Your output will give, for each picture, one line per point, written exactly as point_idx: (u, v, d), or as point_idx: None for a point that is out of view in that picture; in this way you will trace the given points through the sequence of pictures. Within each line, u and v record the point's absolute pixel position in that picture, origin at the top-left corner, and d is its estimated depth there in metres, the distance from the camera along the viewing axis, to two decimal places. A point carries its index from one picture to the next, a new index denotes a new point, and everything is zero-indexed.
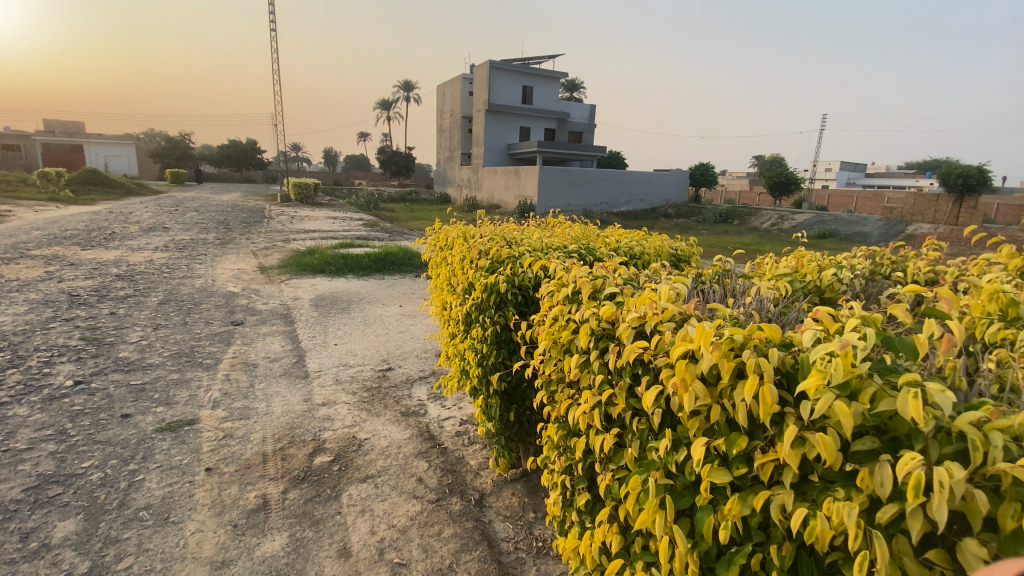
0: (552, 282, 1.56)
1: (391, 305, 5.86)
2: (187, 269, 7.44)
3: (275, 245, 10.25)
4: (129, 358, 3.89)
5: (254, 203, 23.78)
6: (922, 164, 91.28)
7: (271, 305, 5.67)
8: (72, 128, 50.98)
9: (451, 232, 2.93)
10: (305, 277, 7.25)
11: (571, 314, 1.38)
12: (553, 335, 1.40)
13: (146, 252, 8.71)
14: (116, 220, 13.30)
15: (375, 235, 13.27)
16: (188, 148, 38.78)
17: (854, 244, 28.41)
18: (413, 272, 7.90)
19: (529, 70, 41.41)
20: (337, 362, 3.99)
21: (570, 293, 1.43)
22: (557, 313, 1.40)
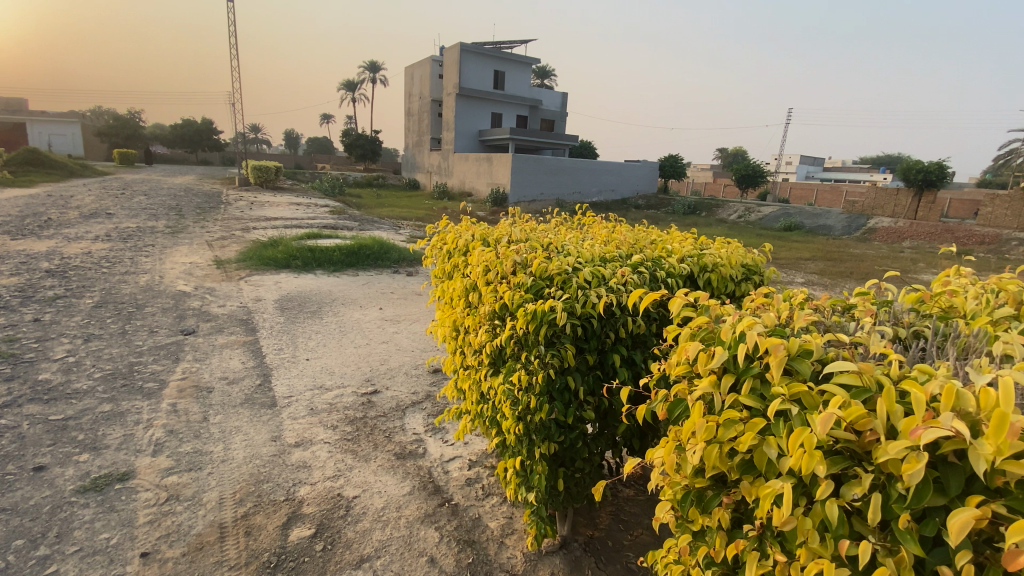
0: (688, 328, 1.00)
1: (370, 308, 5.19)
2: (131, 263, 6.52)
3: (234, 235, 9.32)
4: (50, 381, 3.12)
5: (210, 187, 22.28)
6: (876, 160, 94.93)
7: (229, 308, 4.91)
8: (9, 104, 47.25)
9: (464, 233, 2.33)
10: (268, 273, 6.46)
11: (753, 400, 0.84)
12: (715, 433, 0.84)
13: (85, 242, 7.69)
14: (52, 205, 11.94)
15: (344, 224, 12.38)
16: (139, 127, 36.23)
17: (820, 237, 29.06)
18: (390, 268, 7.22)
19: (502, 55, 40.46)
20: (312, 384, 3.33)
21: (739, 358, 0.88)
22: (721, 395, 0.86)
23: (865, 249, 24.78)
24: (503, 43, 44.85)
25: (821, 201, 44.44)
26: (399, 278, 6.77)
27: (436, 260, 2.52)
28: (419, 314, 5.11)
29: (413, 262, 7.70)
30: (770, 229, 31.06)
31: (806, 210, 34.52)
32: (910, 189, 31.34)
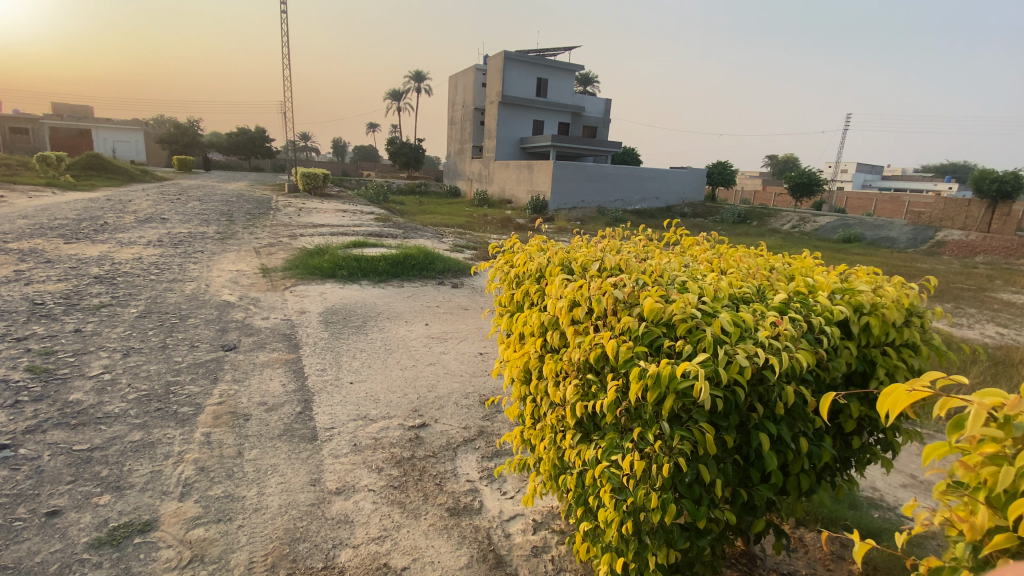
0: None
1: (415, 324, 4.88)
2: (180, 270, 6.50)
3: (279, 242, 9.30)
4: (82, 404, 2.94)
5: (260, 192, 22.92)
6: (940, 170, 89.45)
7: (272, 321, 4.72)
8: (83, 114, 50.68)
9: (537, 255, 1.95)
10: (312, 283, 6.29)
11: None
12: None
13: (138, 247, 7.80)
14: (111, 209, 12.40)
15: (388, 232, 12.29)
16: (197, 135, 37.98)
17: (882, 250, 27.27)
18: (435, 279, 6.94)
19: (546, 62, 40.26)
20: (354, 414, 3.03)
21: None
22: None
23: (934, 263, 23.00)
24: (547, 50, 44.69)
25: (880, 211, 41.95)
26: (445, 291, 6.47)
27: (500, 287, 2.16)
28: (468, 332, 4.75)
29: (459, 273, 7.41)
30: (826, 240, 29.40)
31: (866, 221, 32.54)
32: (985, 199, 29.03)
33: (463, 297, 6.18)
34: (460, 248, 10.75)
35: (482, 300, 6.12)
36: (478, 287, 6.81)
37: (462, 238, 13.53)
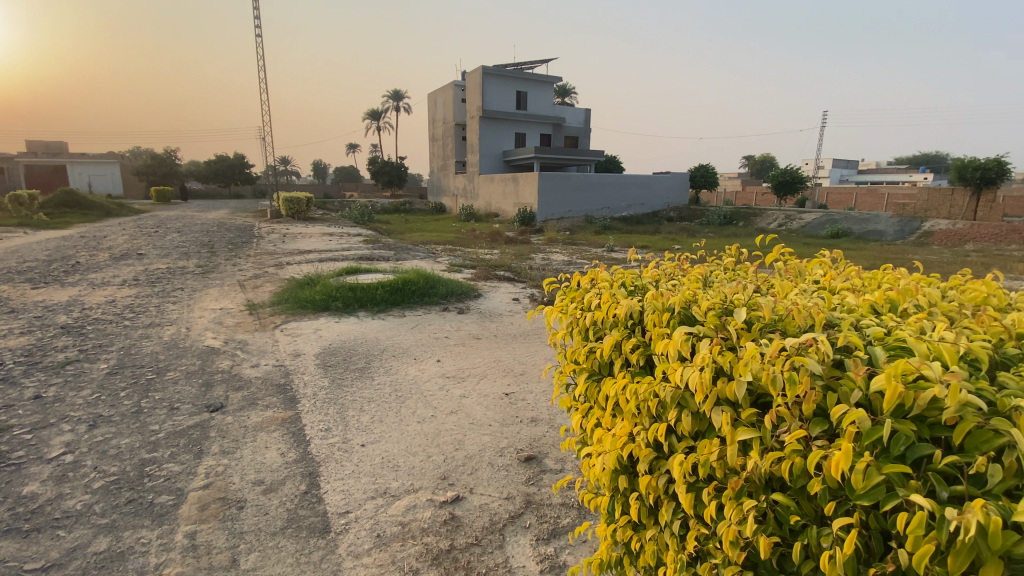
0: None
1: (425, 362, 4.34)
2: (158, 312, 5.91)
3: (266, 273, 8.73)
4: (36, 500, 2.36)
5: (242, 220, 22.27)
6: (913, 160, 91.44)
7: (263, 368, 4.16)
8: (56, 149, 49.57)
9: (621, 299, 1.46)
10: (305, 318, 5.73)
11: None
12: None
13: (112, 288, 7.19)
14: (85, 247, 11.71)
15: (379, 254, 11.76)
16: (175, 165, 37.18)
17: (871, 243, 27.36)
18: (438, 305, 6.42)
19: (524, 75, 40.30)
20: (372, 490, 2.50)
21: None
22: None
23: (925, 255, 23.05)
24: (524, 63, 44.80)
25: (862, 205, 42.44)
26: (451, 318, 5.94)
27: (565, 335, 1.65)
28: (486, 367, 4.23)
29: (462, 297, 6.90)
30: (815, 237, 29.45)
31: (852, 215, 32.75)
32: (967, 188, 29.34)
33: (471, 325, 5.66)
34: (456, 267, 10.26)
35: (492, 326, 5.62)
36: (485, 311, 6.30)
37: (455, 257, 13.06)
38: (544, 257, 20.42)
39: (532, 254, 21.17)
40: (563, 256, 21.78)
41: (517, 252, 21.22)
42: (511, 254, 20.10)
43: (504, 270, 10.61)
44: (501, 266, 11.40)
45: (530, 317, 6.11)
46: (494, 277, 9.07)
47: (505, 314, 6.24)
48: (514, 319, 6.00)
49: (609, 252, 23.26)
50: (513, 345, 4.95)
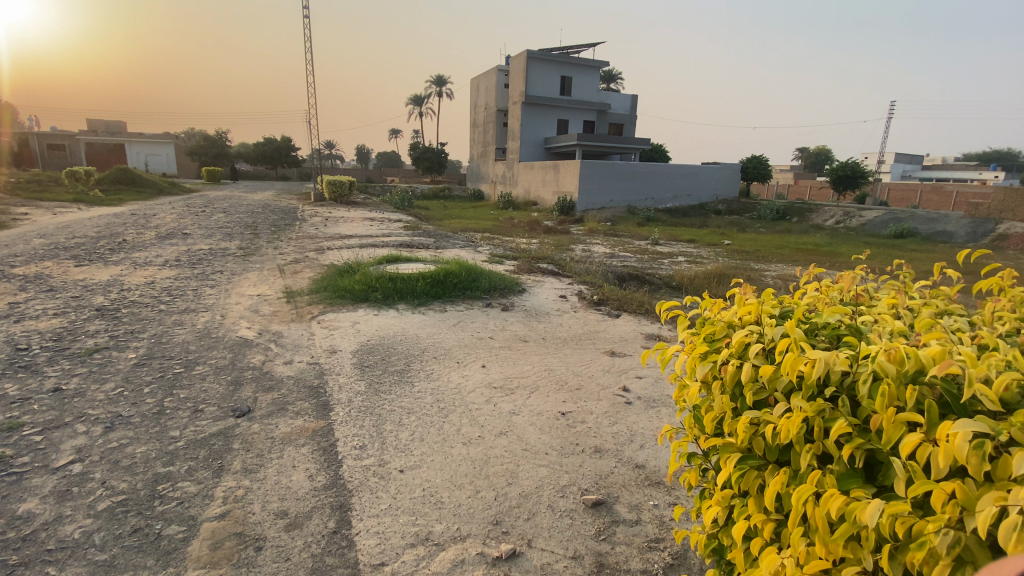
0: None
1: (471, 367, 3.91)
2: (195, 296, 5.72)
3: (305, 257, 8.53)
4: (33, 523, 2.08)
5: (286, 202, 22.52)
6: (986, 156, 84.93)
7: (297, 366, 3.83)
8: (117, 129, 51.89)
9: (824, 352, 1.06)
10: (343, 309, 5.41)
11: None
12: None
13: (153, 269, 7.11)
14: (134, 225, 11.90)
15: (419, 242, 11.46)
16: (225, 146, 38.18)
17: (939, 245, 25.41)
18: (482, 300, 6.00)
19: (570, 59, 39.25)
20: (410, 536, 2.09)
21: None
22: None
23: (1001, 260, 21.15)
24: (571, 47, 43.66)
25: (926, 203, 39.59)
26: (496, 316, 5.49)
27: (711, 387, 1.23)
28: (537, 378, 3.76)
29: (507, 292, 6.45)
30: (875, 236, 27.56)
31: (917, 214, 30.51)
32: None
33: (517, 325, 5.19)
34: (498, 258, 9.83)
35: (541, 327, 5.15)
36: (532, 310, 5.82)
37: (496, 247, 12.62)
38: (584, 249, 19.77)
39: (572, 245, 20.57)
40: (604, 248, 21.05)
41: (557, 242, 20.65)
42: (550, 244, 19.55)
43: (547, 263, 10.10)
44: (544, 259, 10.88)
45: (580, 319, 5.59)
46: (538, 270, 8.57)
47: (553, 314, 5.74)
48: (564, 320, 5.51)
49: (653, 245, 22.36)
50: (566, 351, 4.46)
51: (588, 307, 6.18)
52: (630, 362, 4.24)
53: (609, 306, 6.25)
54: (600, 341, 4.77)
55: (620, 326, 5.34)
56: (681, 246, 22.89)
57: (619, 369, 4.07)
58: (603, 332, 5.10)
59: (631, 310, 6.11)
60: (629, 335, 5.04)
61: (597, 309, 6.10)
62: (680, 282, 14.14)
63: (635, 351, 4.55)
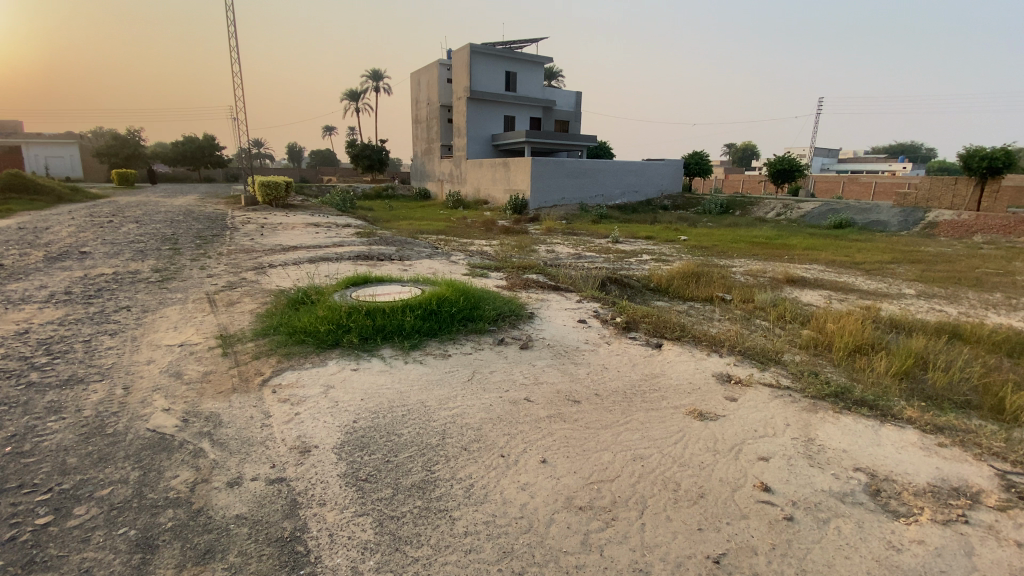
0: None
1: (527, 467, 2.58)
2: (85, 353, 4.01)
3: (242, 280, 6.82)
4: None
5: (212, 207, 19.91)
6: (890, 151, 92.55)
7: (251, 492, 2.35)
8: (7, 128, 45.77)
9: None
10: (304, 365, 3.88)
11: None
12: None
13: (28, 308, 5.24)
14: (14, 243, 9.54)
15: (379, 252, 9.93)
16: (139, 146, 34.18)
17: (876, 234, 26.49)
18: (490, 336, 4.65)
19: (514, 54, 38.20)
20: None
21: None
22: None
23: (938, 248, 22.12)
24: (514, 42, 42.70)
25: (850, 194, 41.87)
26: (517, 358, 4.14)
27: None
28: (631, 480, 2.49)
29: (516, 320, 5.13)
30: (818, 227, 28.42)
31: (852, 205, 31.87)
32: (970, 178, 28.49)
33: (552, 372, 3.88)
34: (477, 271, 8.47)
35: (584, 373, 3.87)
36: (557, 345, 4.53)
37: (464, 255, 11.32)
38: (547, 250, 18.73)
39: (533, 246, 19.49)
40: (567, 247, 20.12)
41: (519, 243, 19.50)
42: (511, 246, 18.39)
43: (530, 273, 8.87)
44: (524, 267, 9.65)
45: (622, 355, 4.35)
46: (531, 284, 7.33)
47: (585, 349, 4.47)
48: (603, 358, 4.26)
49: (615, 243, 21.72)
50: (640, 417, 3.21)
51: (618, 334, 4.97)
52: (733, 433, 3.07)
53: (643, 333, 5.08)
54: (672, 394, 3.58)
55: (678, 365, 4.18)
56: (642, 243, 22.40)
57: (730, 451, 2.88)
58: (664, 377, 3.90)
59: (673, 336, 4.95)
60: (698, 380, 3.88)
61: (631, 337, 4.91)
62: (658, 283, 13.37)
63: (725, 408, 3.39)
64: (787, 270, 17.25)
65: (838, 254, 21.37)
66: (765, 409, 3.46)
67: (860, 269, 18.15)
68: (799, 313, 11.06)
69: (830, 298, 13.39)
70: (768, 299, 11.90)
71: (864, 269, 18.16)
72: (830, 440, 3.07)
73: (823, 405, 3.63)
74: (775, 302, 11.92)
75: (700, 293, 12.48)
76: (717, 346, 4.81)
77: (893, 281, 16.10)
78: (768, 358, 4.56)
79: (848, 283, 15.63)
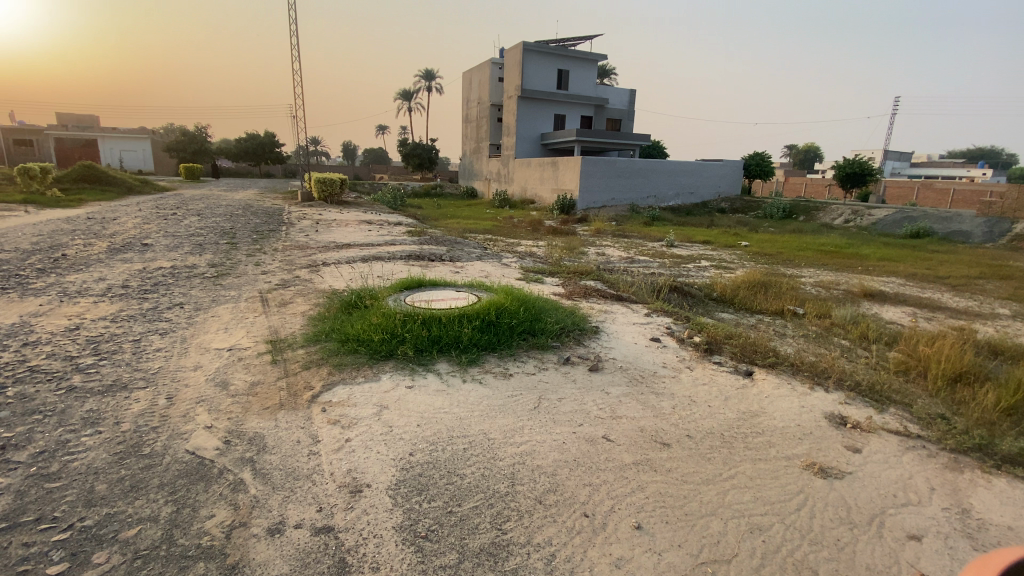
0: None
1: (617, 535, 2.11)
2: (134, 355, 3.86)
3: (294, 279, 6.68)
4: None
5: (269, 202, 20.43)
6: (970, 154, 85.61)
7: (295, 545, 2.00)
8: (91, 125, 49.27)
9: None
10: (356, 380, 3.53)
11: None
12: None
13: (86, 301, 5.22)
14: (85, 233, 9.90)
15: (430, 252, 9.69)
16: (205, 142, 35.86)
17: (959, 245, 24.23)
18: (555, 353, 4.16)
19: (567, 52, 37.57)
20: None
21: None
22: None
23: None
24: (568, 40, 42.03)
25: (925, 200, 38.80)
26: (588, 384, 3.65)
27: None
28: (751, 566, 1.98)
29: (582, 336, 4.65)
30: (891, 236, 26.32)
31: (929, 213, 29.36)
32: None
33: (632, 404, 3.38)
34: (532, 276, 8.04)
35: (670, 409, 3.35)
36: (633, 369, 4.01)
37: (514, 257, 10.94)
38: (598, 253, 18.10)
39: (583, 248, 18.90)
40: (618, 250, 19.39)
41: (567, 245, 18.95)
42: (560, 247, 17.93)
43: (588, 279, 8.35)
44: (581, 273, 9.13)
45: (710, 385, 3.80)
46: (592, 292, 6.81)
47: (665, 376, 3.94)
48: (688, 388, 3.72)
49: (668, 247, 20.79)
50: (746, 471, 2.67)
51: (700, 359, 4.41)
52: (868, 500, 2.49)
53: (728, 357, 4.51)
54: (778, 445, 3.03)
55: (779, 404, 3.61)
56: (698, 247, 21.34)
57: (869, 526, 2.31)
58: (764, 418, 3.34)
59: (765, 363, 4.39)
60: (807, 425, 3.30)
61: (715, 363, 4.34)
62: (719, 292, 12.53)
63: (845, 462, 2.82)
64: (862, 282, 15.86)
65: (916, 265, 19.61)
66: (899, 466, 2.84)
67: (945, 284, 16.51)
68: (882, 332, 10.01)
69: (915, 317, 12.11)
70: (846, 315, 10.84)
71: (949, 284, 16.48)
72: (996, 518, 2.45)
73: (970, 462, 2.96)
74: (854, 319, 10.85)
75: (766, 305, 11.58)
76: (819, 378, 4.17)
77: (986, 299, 14.50)
78: (884, 396, 3.89)
79: (932, 299, 14.20)
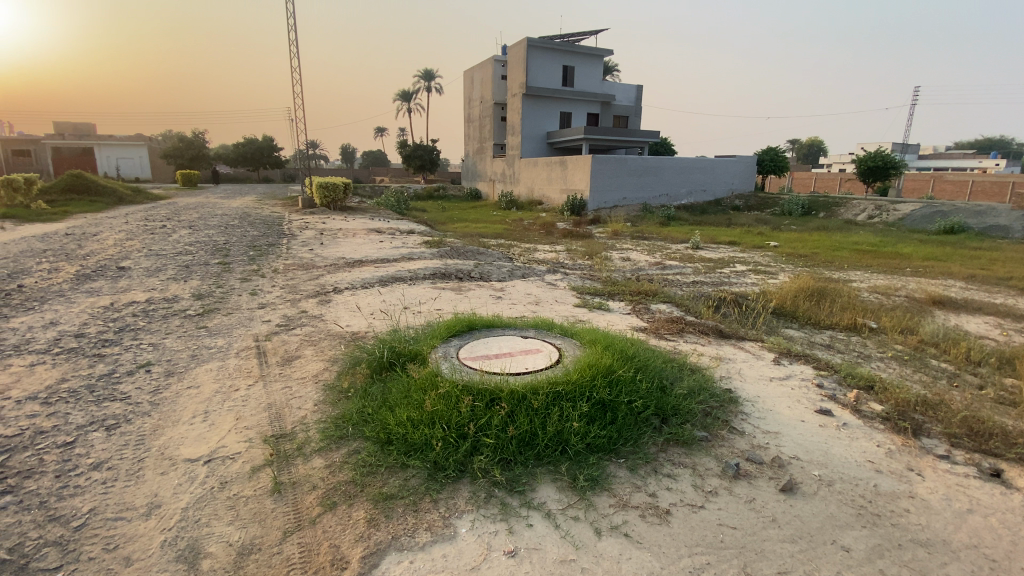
0: None
1: None
2: (56, 480, 2.42)
3: (301, 317, 5.21)
4: None
5: (268, 210, 18.94)
6: (980, 145, 83.61)
7: None
8: (88, 132, 48.08)
9: None
10: (416, 538, 2.06)
11: None
12: None
13: (21, 363, 3.80)
14: (56, 253, 8.48)
15: (457, 269, 8.22)
16: (202, 146, 34.52)
17: (1001, 241, 22.58)
18: (710, 456, 2.67)
19: (574, 47, 36.08)
20: None
21: None
22: None
23: None
24: (574, 36, 40.63)
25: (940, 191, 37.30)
26: (804, 528, 2.19)
27: None
28: None
29: (726, 412, 3.17)
30: (925, 232, 24.69)
31: (960, 206, 27.66)
32: None
33: None
34: (592, 300, 6.59)
35: None
36: (842, 481, 2.56)
37: (550, 272, 9.44)
38: (623, 257, 16.63)
39: (606, 252, 17.38)
40: (643, 254, 17.83)
41: (589, 249, 17.46)
42: (582, 252, 16.43)
43: (656, 302, 6.81)
44: (641, 291, 7.61)
45: (987, 522, 2.33)
46: (682, 323, 5.28)
47: (899, 495, 2.49)
48: (958, 528, 2.27)
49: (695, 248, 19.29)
50: None
51: (914, 448, 2.93)
52: None
53: (951, 444, 3.03)
54: None
55: None
56: (726, 249, 19.84)
57: None
58: None
59: (1017, 455, 2.91)
60: None
61: (941, 458, 2.87)
62: (777, 302, 10.97)
63: None
64: (921, 286, 14.25)
65: (966, 265, 17.98)
66: None
67: (1009, 286, 14.91)
68: (985, 352, 8.46)
69: (1003, 329, 10.52)
70: (936, 331, 9.27)
71: (1013, 286, 14.87)
72: None
73: None
74: (946, 335, 9.27)
75: (836, 318, 10.07)
76: None
77: None
78: None
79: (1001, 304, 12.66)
